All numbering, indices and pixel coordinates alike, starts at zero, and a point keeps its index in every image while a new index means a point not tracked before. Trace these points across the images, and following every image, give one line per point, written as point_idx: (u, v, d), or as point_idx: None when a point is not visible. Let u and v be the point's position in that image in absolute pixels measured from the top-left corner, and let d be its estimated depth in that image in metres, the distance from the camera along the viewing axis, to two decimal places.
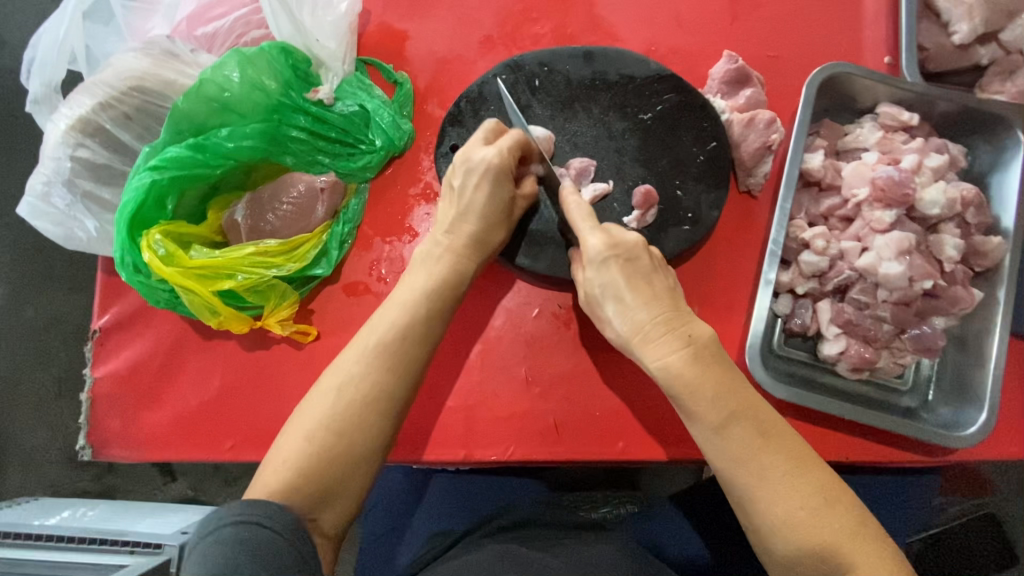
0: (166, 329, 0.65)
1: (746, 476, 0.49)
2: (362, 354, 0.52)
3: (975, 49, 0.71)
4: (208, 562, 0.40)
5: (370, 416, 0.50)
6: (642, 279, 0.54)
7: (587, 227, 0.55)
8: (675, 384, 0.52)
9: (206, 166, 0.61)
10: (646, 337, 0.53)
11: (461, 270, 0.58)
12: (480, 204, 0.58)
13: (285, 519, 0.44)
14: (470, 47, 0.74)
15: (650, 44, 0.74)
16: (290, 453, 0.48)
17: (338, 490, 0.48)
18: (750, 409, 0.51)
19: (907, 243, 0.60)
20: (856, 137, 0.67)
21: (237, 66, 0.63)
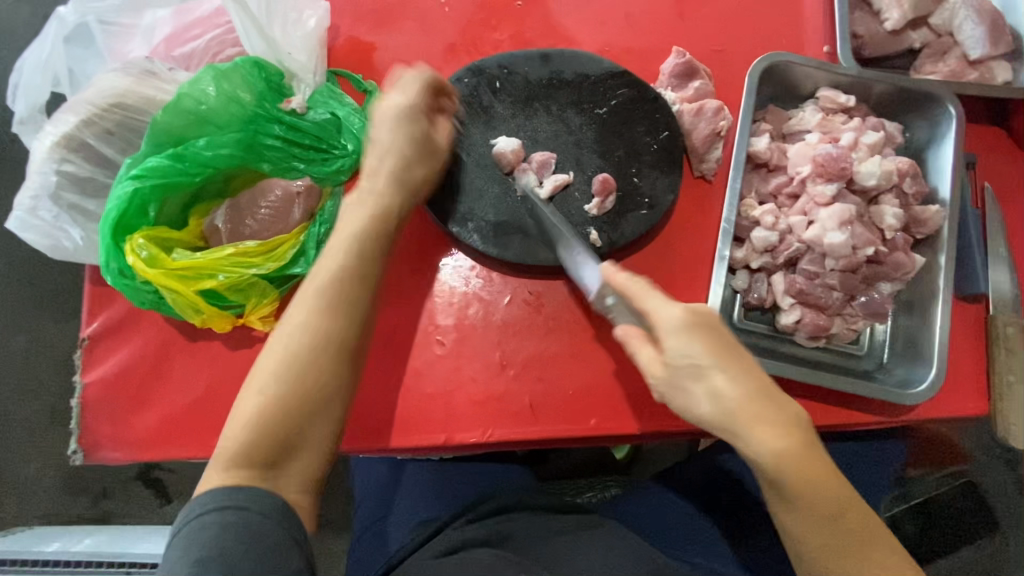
0: (153, 333, 0.68)
1: (825, 559, 0.54)
2: (307, 308, 0.57)
3: (906, 34, 0.76)
4: (194, 543, 0.47)
5: (317, 365, 0.55)
6: (730, 362, 0.52)
7: (657, 299, 0.55)
8: (785, 472, 0.51)
9: (186, 174, 0.64)
10: (741, 428, 0.51)
11: (388, 212, 0.63)
12: (396, 145, 0.65)
13: (262, 502, 0.50)
14: (435, 55, 0.78)
15: (604, 45, 0.79)
16: (246, 409, 0.54)
17: (293, 443, 0.54)
18: (837, 496, 0.52)
19: (847, 213, 0.64)
20: (799, 120, 0.72)
21: (213, 80, 0.67)
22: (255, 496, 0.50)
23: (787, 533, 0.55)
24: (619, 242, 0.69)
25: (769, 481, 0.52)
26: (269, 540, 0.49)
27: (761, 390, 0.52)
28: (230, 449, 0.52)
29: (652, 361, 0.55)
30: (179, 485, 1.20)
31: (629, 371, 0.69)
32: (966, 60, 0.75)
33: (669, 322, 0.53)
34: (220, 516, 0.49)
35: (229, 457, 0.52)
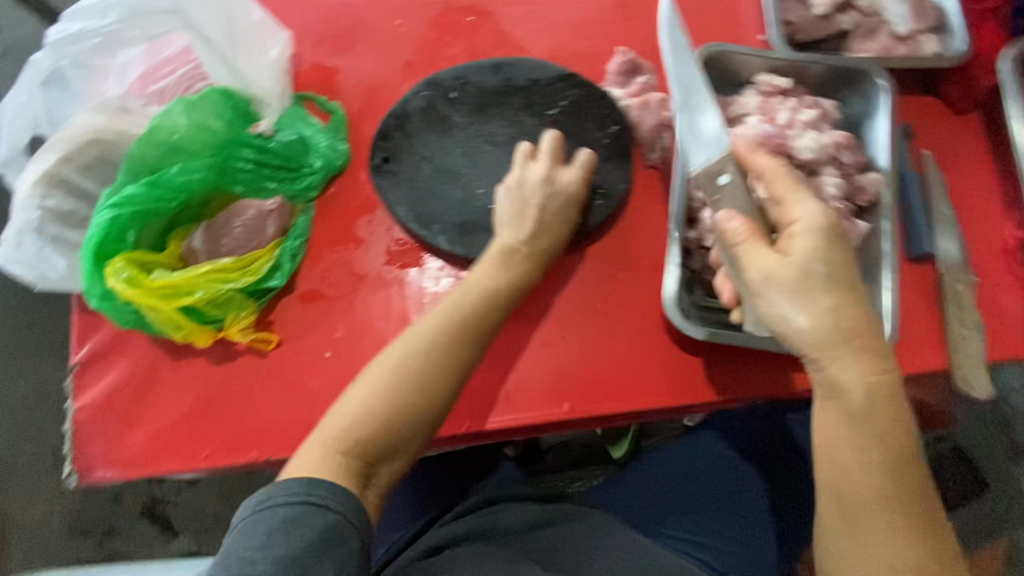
0: (141, 353, 0.71)
1: (846, 501, 0.55)
2: (435, 327, 0.62)
3: (836, 17, 0.80)
4: (270, 531, 0.51)
5: (428, 381, 0.60)
6: (843, 287, 0.54)
7: (796, 224, 0.56)
8: (865, 405, 0.53)
9: (162, 200, 0.68)
10: (834, 348, 0.54)
11: (520, 276, 0.66)
12: (547, 211, 0.68)
13: (341, 498, 0.54)
14: (394, 73, 0.83)
15: (553, 51, 0.83)
16: (364, 399, 0.59)
17: (393, 449, 0.59)
18: (897, 447, 0.54)
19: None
20: (740, 105, 0.75)
21: (183, 111, 0.71)
22: (335, 492, 0.54)
23: (818, 461, 0.57)
24: (577, 231, 0.73)
25: (846, 410, 0.54)
26: (341, 535, 0.53)
27: (864, 325, 0.54)
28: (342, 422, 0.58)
29: (754, 261, 0.55)
30: (185, 518, 1.21)
31: (596, 356, 0.71)
32: (894, 37, 0.80)
33: (796, 228, 0.56)
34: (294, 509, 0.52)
35: (329, 441, 0.57)
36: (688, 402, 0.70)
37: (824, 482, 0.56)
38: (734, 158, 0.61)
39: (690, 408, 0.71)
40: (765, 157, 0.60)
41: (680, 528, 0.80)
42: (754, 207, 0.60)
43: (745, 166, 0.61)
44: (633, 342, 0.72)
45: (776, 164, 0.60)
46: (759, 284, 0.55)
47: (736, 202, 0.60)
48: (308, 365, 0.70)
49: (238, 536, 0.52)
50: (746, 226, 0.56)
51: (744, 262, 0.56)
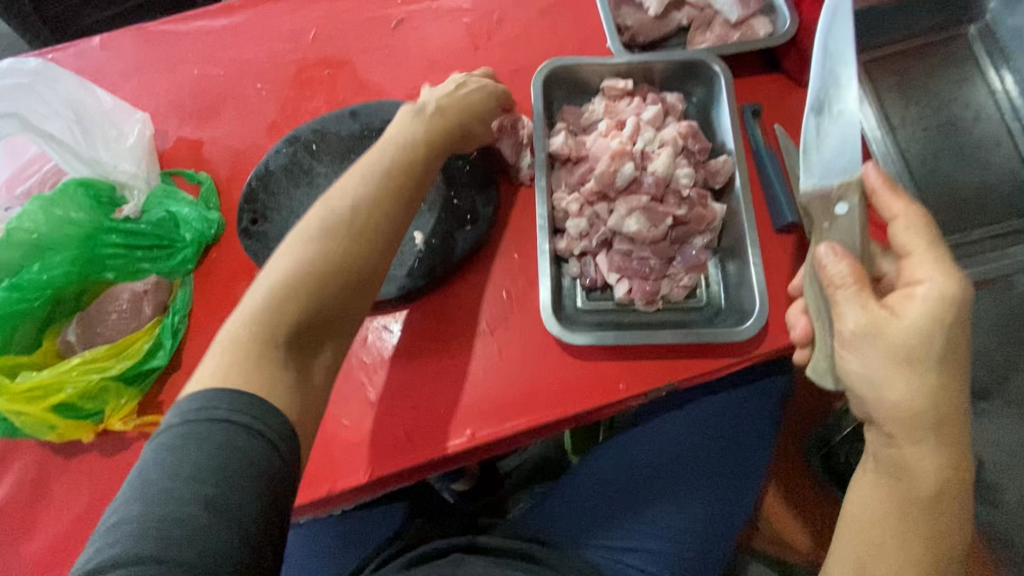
0: (31, 458, 0.70)
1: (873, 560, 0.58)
2: (359, 180, 0.60)
3: (671, 16, 0.85)
4: (194, 450, 0.42)
5: (351, 246, 0.56)
6: (951, 368, 0.54)
7: (921, 292, 0.53)
8: (919, 487, 0.57)
9: (27, 301, 0.68)
10: (919, 432, 0.55)
11: (438, 134, 0.67)
12: (460, 102, 0.70)
13: (274, 426, 0.46)
14: (260, 134, 0.84)
15: (412, 89, 0.86)
16: (280, 270, 0.53)
17: (307, 339, 0.53)
18: (932, 525, 0.57)
19: (636, 201, 0.70)
20: (592, 112, 0.78)
21: (42, 210, 0.71)
22: (268, 413, 0.46)
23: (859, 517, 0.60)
24: (452, 259, 0.73)
25: (907, 491, 0.57)
26: (260, 470, 0.43)
27: (950, 414, 0.55)
28: (251, 306, 0.52)
29: (876, 317, 0.53)
30: None
31: (488, 377, 0.72)
32: (728, 24, 0.84)
33: (915, 292, 0.54)
34: (230, 429, 0.44)
35: (254, 327, 0.50)
36: (585, 408, 0.70)
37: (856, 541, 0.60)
38: (861, 187, 0.58)
39: (593, 413, 0.71)
40: (903, 197, 0.57)
41: (620, 536, 0.77)
42: (865, 246, 0.58)
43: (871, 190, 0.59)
44: (525, 358, 0.72)
45: (905, 207, 0.57)
46: (856, 340, 0.55)
47: (845, 236, 0.58)
48: None
49: (164, 456, 0.43)
50: (851, 270, 0.54)
51: (841, 314, 0.56)
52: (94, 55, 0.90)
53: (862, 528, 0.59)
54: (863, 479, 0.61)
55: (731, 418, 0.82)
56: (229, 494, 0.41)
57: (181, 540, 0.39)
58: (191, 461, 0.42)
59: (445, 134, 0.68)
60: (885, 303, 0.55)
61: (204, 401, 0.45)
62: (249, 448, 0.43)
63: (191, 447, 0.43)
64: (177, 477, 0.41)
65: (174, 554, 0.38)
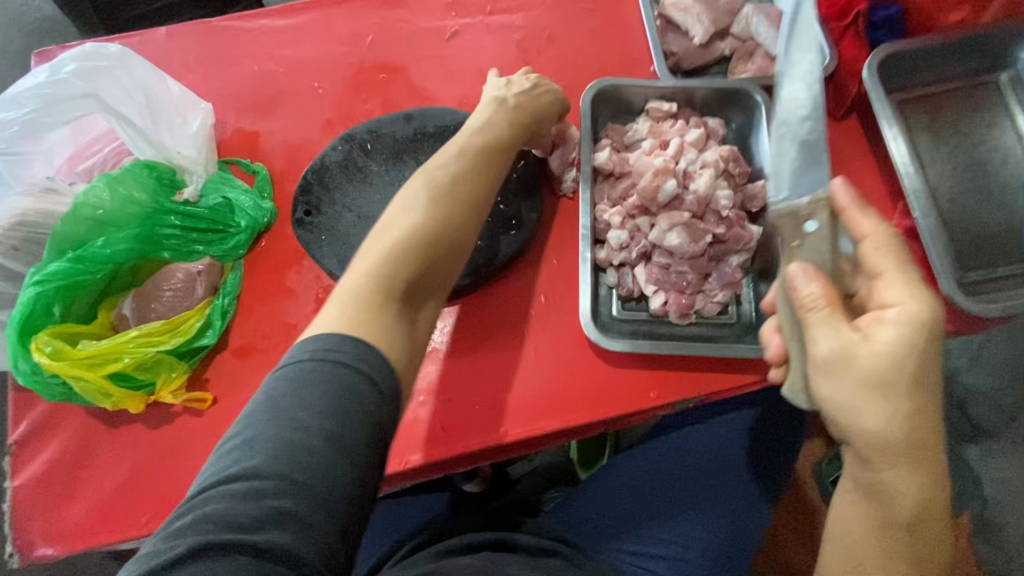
0: (76, 425, 0.72)
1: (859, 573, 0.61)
2: (462, 154, 0.68)
3: (714, 45, 0.89)
4: (319, 386, 0.47)
5: (455, 213, 0.64)
6: (924, 388, 0.55)
7: (896, 313, 0.55)
8: (897, 509, 0.58)
9: (89, 273, 0.70)
10: (896, 457, 0.56)
11: (515, 121, 0.74)
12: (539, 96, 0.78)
13: (381, 374, 0.50)
14: (314, 131, 0.88)
15: (462, 97, 0.90)
16: (400, 228, 0.61)
17: (415, 292, 0.61)
18: (914, 543, 0.59)
19: (678, 217, 0.72)
20: (635, 131, 0.82)
21: (108, 187, 0.74)
22: (380, 368, 0.50)
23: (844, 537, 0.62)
24: (495, 261, 0.77)
25: (888, 514, 0.59)
26: (368, 417, 0.48)
27: (926, 436, 0.56)
28: (372, 258, 0.59)
29: (845, 339, 0.55)
30: None
31: (524, 377, 0.74)
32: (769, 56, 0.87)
33: (886, 315, 0.56)
34: (348, 372, 0.48)
35: (379, 274, 0.58)
36: (616, 413, 0.72)
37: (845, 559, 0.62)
38: (829, 205, 0.59)
39: (622, 419, 0.73)
40: (869, 215, 0.59)
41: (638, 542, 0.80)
42: (833, 263, 0.60)
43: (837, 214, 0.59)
44: (560, 362, 0.75)
45: (872, 228, 0.58)
46: (829, 363, 0.56)
47: (815, 254, 0.59)
48: None
49: (293, 384, 0.48)
50: (824, 293, 0.56)
51: (815, 338, 0.57)
52: (160, 44, 0.94)
53: (851, 547, 0.61)
54: (843, 499, 0.63)
55: (743, 438, 0.86)
56: (347, 432, 0.46)
57: (302, 466, 0.44)
58: (315, 395, 0.47)
59: (524, 123, 0.74)
60: (858, 327, 0.56)
61: (329, 341, 0.50)
62: (361, 393, 0.48)
63: (318, 383, 0.47)
64: (307, 406, 0.46)
65: (297, 476, 0.44)
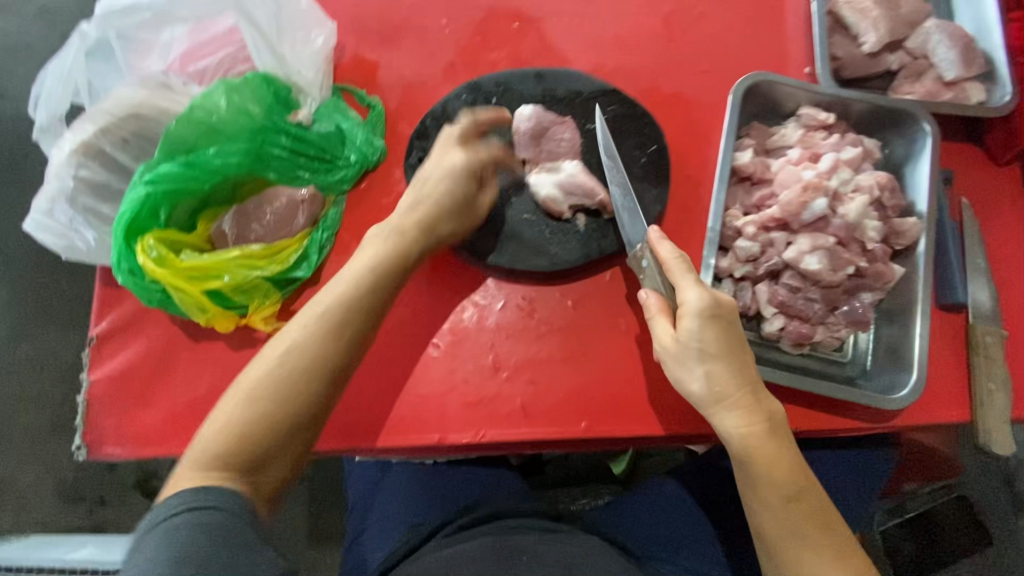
0: (159, 332, 0.70)
1: (789, 544, 0.61)
2: (305, 326, 0.58)
3: (883, 57, 0.81)
4: (161, 539, 0.49)
5: (300, 381, 0.56)
6: (726, 353, 0.60)
7: (689, 283, 0.62)
8: (750, 452, 0.61)
9: (197, 181, 0.67)
10: (714, 409, 0.61)
11: (407, 250, 0.64)
12: (439, 188, 0.67)
13: (230, 502, 0.52)
14: (435, 72, 0.82)
15: (597, 64, 0.83)
16: (223, 415, 0.55)
17: (267, 462, 0.55)
18: (804, 487, 0.61)
19: (822, 240, 0.67)
20: (782, 136, 0.75)
21: (224, 94, 0.70)
22: (219, 498, 0.51)
23: (760, 517, 0.62)
24: (608, 250, 0.72)
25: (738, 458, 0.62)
26: (224, 531, 0.50)
27: (754, 384, 0.61)
28: (207, 441, 0.54)
29: (664, 333, 0.62)
30: None
31: (617, 376, 0.71)
32: (941, 81, 0.79)
33: (685, 306, 0.60)
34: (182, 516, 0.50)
35: (200, 458, 0.53)
36: (703, 431, 0.69)
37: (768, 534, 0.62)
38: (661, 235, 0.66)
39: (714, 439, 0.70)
40: (664, 240, 0.65)
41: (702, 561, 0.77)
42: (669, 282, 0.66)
43: (654, 253, 0.66)
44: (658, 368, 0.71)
45: (671, 250, 0.64)
46: (664, 356, 0.62)
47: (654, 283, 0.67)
48: None
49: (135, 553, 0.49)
50: (658, 302, 0.64)
51: (656, 334, 0.63)
52: None
53: (763, 518, 0.62)
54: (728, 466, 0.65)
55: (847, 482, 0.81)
56: (205, 550, 0.48)
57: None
58: (159, 547, 0.48)
59: (427, 240, 0.66)
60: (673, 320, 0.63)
61: (153, 512, 0.51)
62: (207, 517, 0.50)
63: (154, 539, 0.49)
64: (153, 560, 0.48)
65: None
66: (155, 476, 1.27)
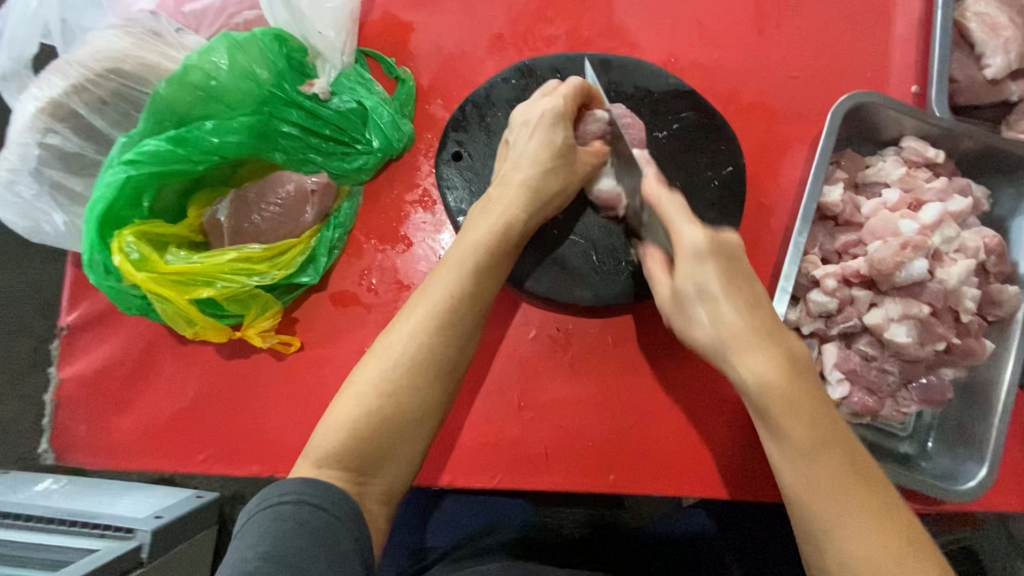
0: (140, 330, 0.61)
1: (814, 506, 0.43)
2: (416, 320, 0.51)
3: (1006, 84, 0.68)
4: (267, 532, 0.41)
5: (419, 374, 0.50)
6: (734, 281, 0.50)
7: (684, 220, 0.51)
8: (767, 395, 0.46)
9: (188, 161, 0.56)
10: (720, 348, 0.49)
11: (514, 223, 0.55)
12: (531, 150, 0.57)
13: (340, 506, 0.44)
14: (479, 45, 0.69)
15: (670, 54, 0.70)
16: (341, 412, 0.48)
17: (380, 465, 0.48)
18: (841, 439, 0.45)
19: (915, 308, 0.57)
20: (878, 170, 0.64)
21: (226, 52, 0.57)
22: (334, 497, 0.44)
23: (780, 475, 0.46)
24: None
25: (755, 410, 0.47)
26: (341, 548, 0.42)
27: (768, 320, 0.49)
28: (319, 450, 0.47)
29: (664, 284, 0.54)
30: None
31: (654, 429, 0.63)
32: None
33: (682, 240, 0.51)
34: (298, 511, 0.42)
35: (320, 457, 0.47)
36: (740, 496, 0.63)
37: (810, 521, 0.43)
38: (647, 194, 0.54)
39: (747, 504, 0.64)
40: (661, 182, 0.53)
41: None
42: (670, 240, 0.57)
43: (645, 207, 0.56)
44: (699, 424, 0.63)
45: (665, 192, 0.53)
46: (667, 307, 0.54)
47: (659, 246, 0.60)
48: (330, 375, 0.62)
49: (238, 537, 0.41)
50: (660, 257, 0.57)
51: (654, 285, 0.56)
52: None
53: (783, 477, 0.45)
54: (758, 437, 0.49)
55: None
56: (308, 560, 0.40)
57: None
58: (262, 538, 0.40)
59: (536, 215, 0.57)
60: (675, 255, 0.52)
61: (262, 494, 0.44)
62: (322, 526, 0.42)
63: (262, 528, 0.41)
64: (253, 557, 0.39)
65: None
66: None
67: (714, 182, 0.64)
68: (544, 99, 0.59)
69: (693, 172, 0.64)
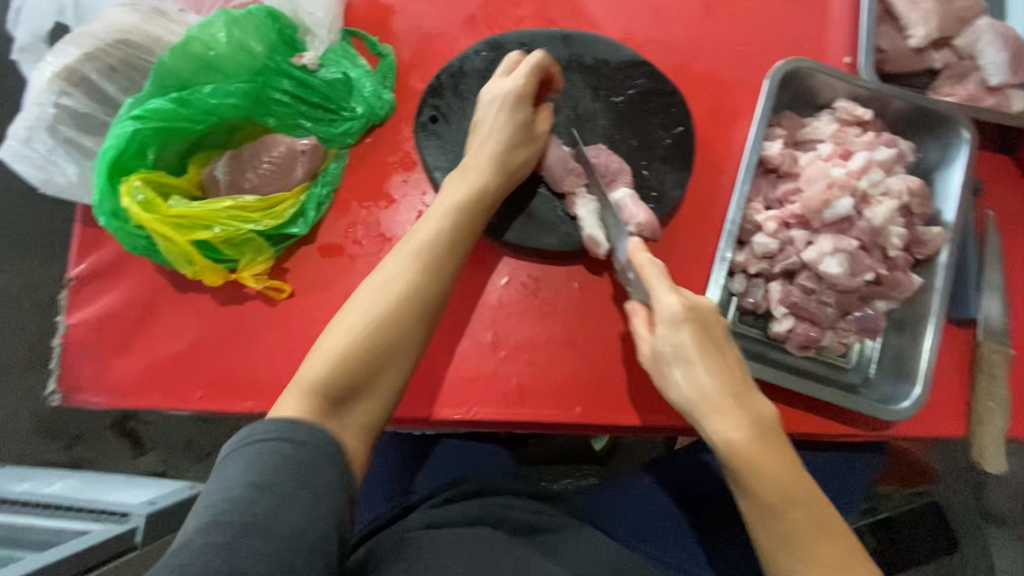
0: (143, 279, 0.67)
1: (785, 561, 0.53)
2: (402, 264, 0.58)
3: (928, 54, 0.76)
4: (250, 464, 0.46)
5: (401, 314, 0.56)
6: (713, 357, 0.56)
7: (662, 287, 0.58)
8: (737, 461, 0.54)
9: (190, 120, 0.63)
10: (697, 416, 0.56)
11: (487, 186, 0.63)
12: (500, 125, 0.64)
13: (322, 438, 0.49)
14: (454, 24, 0.76)
15: (627, 32, 0.78)
16: (328, 347, 0.54)
17: (360, 394, 0.54)
18: (801, 496, 0.54)
19: (845, 243, 0.65)
20: (814, 129, 0.71)
21: (224, 27, 0.64)
22: (318, 433, 0.49)
23: (754, 529, 0.55)
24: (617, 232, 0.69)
25: (730, 474, 0.56)
26: (322, 477, 0.47)
27: (737, 389, 0.56)
28: (307, 380, 0.52)
29: (645, 340, 0.60)
30: (145, 435, 1.23)
31: (618, 364, 0.69)
32: (984, 85, 0.75)
33: (663, 311, 0.57)
34: (279, 445, 0.47)
35: (303, 386, 0.52)
36: (699, 430, 0.68)
37: (774, 568, 0.54)
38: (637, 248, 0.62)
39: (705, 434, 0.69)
40: (643, 249, 0.60)
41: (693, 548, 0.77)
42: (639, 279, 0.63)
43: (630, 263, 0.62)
44: None
45: (647, 258, 0.60)
46: (649, 365, 0.60)
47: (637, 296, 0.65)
48: (319, 321, 0.67)
49: (225, 469, 0.46)
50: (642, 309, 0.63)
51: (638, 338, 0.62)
52: None
53: (755, 530, 0.55)
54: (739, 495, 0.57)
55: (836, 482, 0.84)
56: (289, 488, 0.45)
57: (257, 517, 0.43)
58: (246, 470, 0.45)
59: (507, 179, 0.64)
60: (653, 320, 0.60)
61: (247, 430, 0.49)
62: (304, 458, 0.47)
63: (246, 463, 0.46)
64: (238, 488, 0.44)
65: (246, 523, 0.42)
66: (135, 417, 1.24)
67: (667, 140, 0.71)
68: (507, 77, 0.66)
69: (648, 132, 0.71)
